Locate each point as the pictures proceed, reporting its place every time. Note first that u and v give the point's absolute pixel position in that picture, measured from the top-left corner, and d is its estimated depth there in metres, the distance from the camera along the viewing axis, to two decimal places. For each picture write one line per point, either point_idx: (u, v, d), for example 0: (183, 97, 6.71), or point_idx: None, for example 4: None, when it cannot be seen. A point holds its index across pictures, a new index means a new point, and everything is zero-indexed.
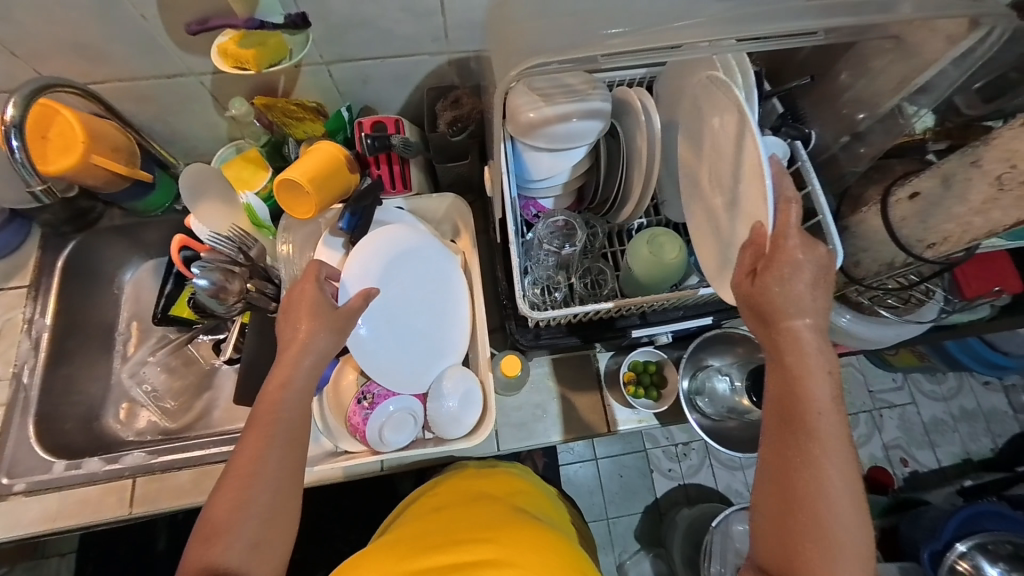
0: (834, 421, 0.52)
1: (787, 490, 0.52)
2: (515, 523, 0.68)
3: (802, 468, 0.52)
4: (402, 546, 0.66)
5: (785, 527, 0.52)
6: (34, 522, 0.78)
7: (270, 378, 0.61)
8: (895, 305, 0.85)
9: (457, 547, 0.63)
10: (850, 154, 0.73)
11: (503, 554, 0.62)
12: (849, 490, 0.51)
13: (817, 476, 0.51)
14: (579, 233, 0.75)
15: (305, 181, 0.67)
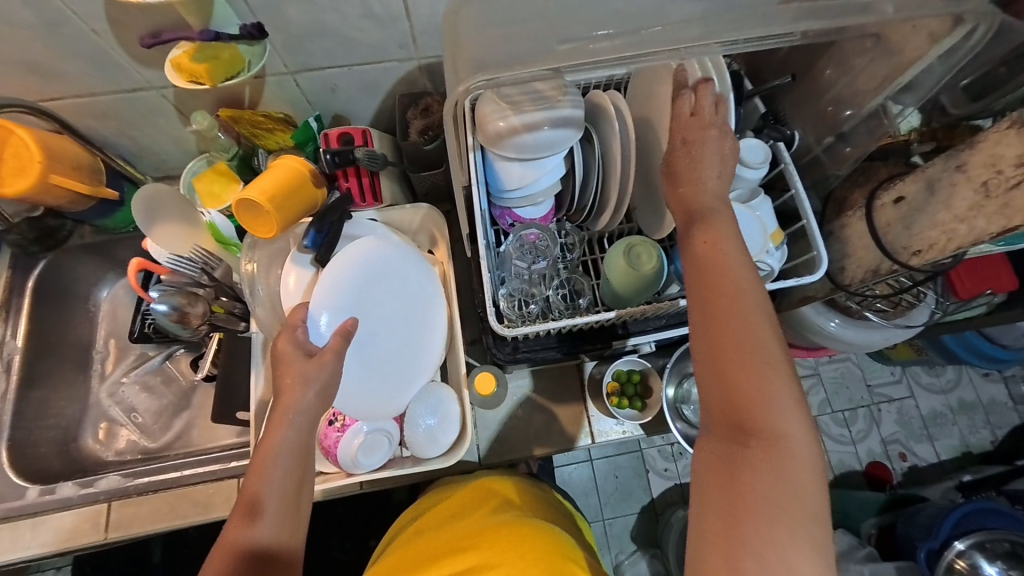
0: (750, 283, 0.52)
1: (721, 347, 0.50)
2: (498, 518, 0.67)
3: (731, 320, 0.50)
4: (395, 562, 0.67)
5: (725, 389, 0.49)
6: (9, 549, 0.77)
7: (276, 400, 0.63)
8: (883, 309, 0.82)
9: (441, 561, 0.63)
10: (834, 156, 0.70)
11: (484, 558, 0.62)
12: (778, 338, 0.50)
13: (747, 326, 0.50)
14: (550, 248, 0.74)
15: (265, 201, 0.65)
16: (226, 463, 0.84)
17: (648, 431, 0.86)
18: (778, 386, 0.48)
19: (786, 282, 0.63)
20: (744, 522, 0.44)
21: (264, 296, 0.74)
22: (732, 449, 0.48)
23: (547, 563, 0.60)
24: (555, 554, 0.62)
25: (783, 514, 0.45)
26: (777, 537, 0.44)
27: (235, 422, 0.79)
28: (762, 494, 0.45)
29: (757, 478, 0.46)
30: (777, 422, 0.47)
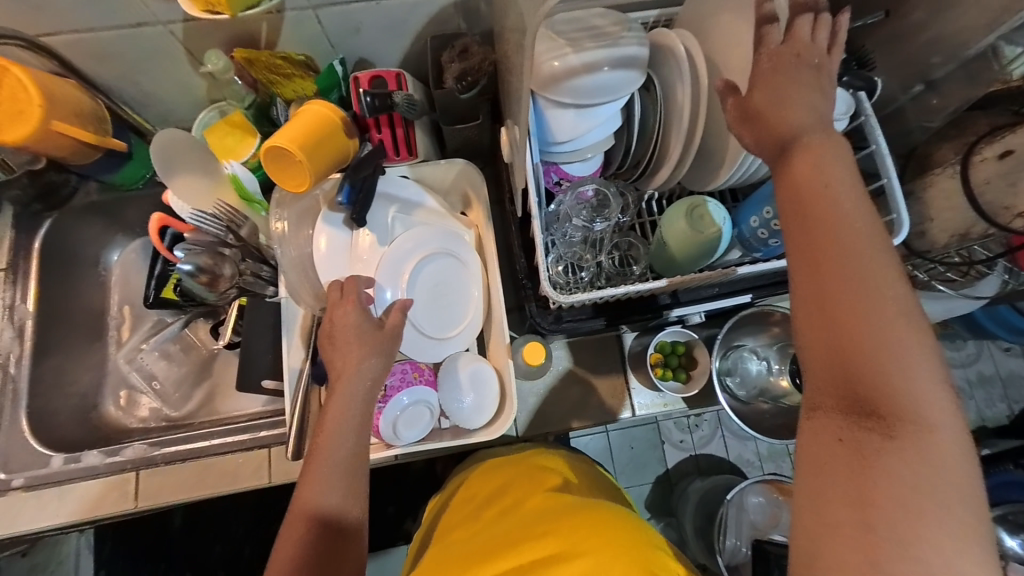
0: (861, 218, 0.45)
1: (812, 219, 0.45)
2: (579, 505, 0.59)
3: (826, 226, 0.45)
4: (450, 562, 0.59)
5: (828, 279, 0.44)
6: (36, 518, 0.75)
7: (321, 424, 0.60)
8: (952, 279, 0.74)
9: (517, 548, 0.56)
10: (919, 107, 0.65)
11: (568, 545, 0.54)
12: (894, 293, 0.43)
13: (842, 225, 0.45)
14: (612, 207, 0.68)
15: (294, 148, 0.58)
16: (254, 433, 0.80)
17: (689, 405, 0.83)
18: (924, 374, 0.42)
19: None
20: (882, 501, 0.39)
21: (292, 258, 0.69)
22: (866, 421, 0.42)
23: (637, 554, 0.53)
24: (639, 548, 0.53)
25: (901, 356, 0.42)
26: (927, 531, 0.38)
27: (262, 390, 0.76)
28: (887, 358, 0.42)
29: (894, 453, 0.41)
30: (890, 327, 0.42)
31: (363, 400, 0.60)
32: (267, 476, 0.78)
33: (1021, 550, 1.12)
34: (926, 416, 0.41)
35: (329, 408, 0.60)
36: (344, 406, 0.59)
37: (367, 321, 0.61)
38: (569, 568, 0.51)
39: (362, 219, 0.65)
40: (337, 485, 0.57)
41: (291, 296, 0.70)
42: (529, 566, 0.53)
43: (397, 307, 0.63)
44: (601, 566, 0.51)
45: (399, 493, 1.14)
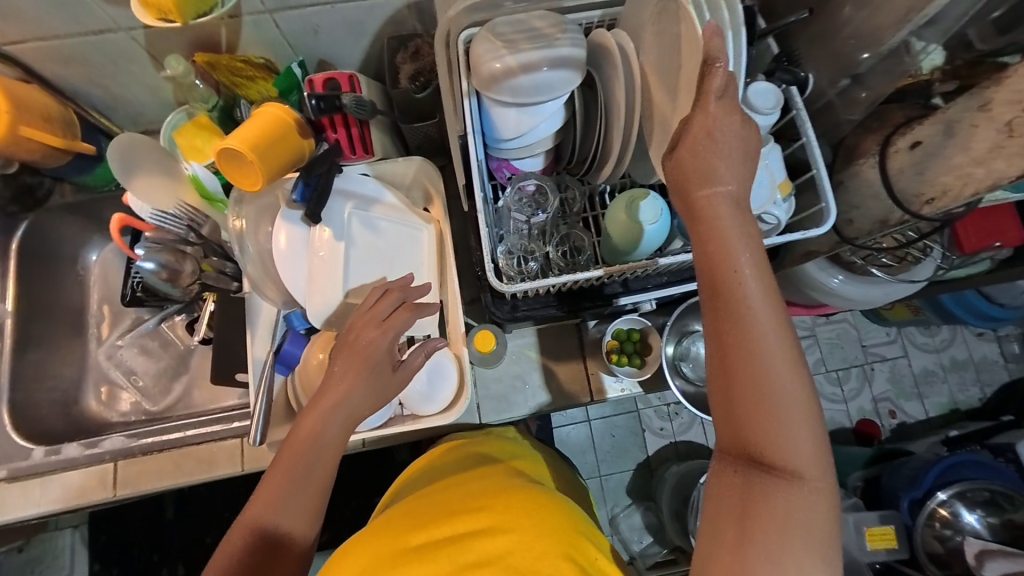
0: (761, 297, 0.48)
1: (720, 310, 0.48)
2: (515, 488, 0.63)
3: (739, 318, 0.47)
4: (387, 524, 0.62)
5: (740, 410, 0.47)
6: (19, 507, 0.78)
7: (298, 430, 0.61)
8: (888, 264, 0.80)
9: (452, 518, 0.59)
10: (847, 100, 0.67)
11: (497, 520, 0.58)
12: (774, 327, 0.48)
13: (747, 294, 0.48)
14: (550, 200, 0.71)
15: (247, 150, 0.61)
16: (228, 423, 0.83)
17: (646, 389, 0.86)
18: (794, 417, 0.47)
19: (792, 236, 0.62)
20: (760, 536, 0.46)
21: (254, 254, 0.71)
22: (752, 464, 0.48)
23: (560, 535, 0.57)
24: (565, 531, 0.58)
25: (785, 397, 0.47)
26: (799, 560, 0.45)
27: (233, 381, 0.79)
28: (770, 388, 0.47)
29: (773, 491, 0.47)
30: (767, 369, 0.47)
31: (336, 437, 0.61)
32: (241, 464, 0.82)
33: (978, 524, 1.18)
34: (793, 445, 0.47)
35: (293, 439, 0.61)
36: (308, 450, 0.60)
37: (386, 360, 0.63)
38: (496, 541, 0.56)
39: (318, 215, 0.68)
40: (291, 514, 0.59)
41: (255, 290, 0.73)
42: (459, 535, 0.57)
43: (423, 350, 0.66)
44: (525, 543, 0.56)
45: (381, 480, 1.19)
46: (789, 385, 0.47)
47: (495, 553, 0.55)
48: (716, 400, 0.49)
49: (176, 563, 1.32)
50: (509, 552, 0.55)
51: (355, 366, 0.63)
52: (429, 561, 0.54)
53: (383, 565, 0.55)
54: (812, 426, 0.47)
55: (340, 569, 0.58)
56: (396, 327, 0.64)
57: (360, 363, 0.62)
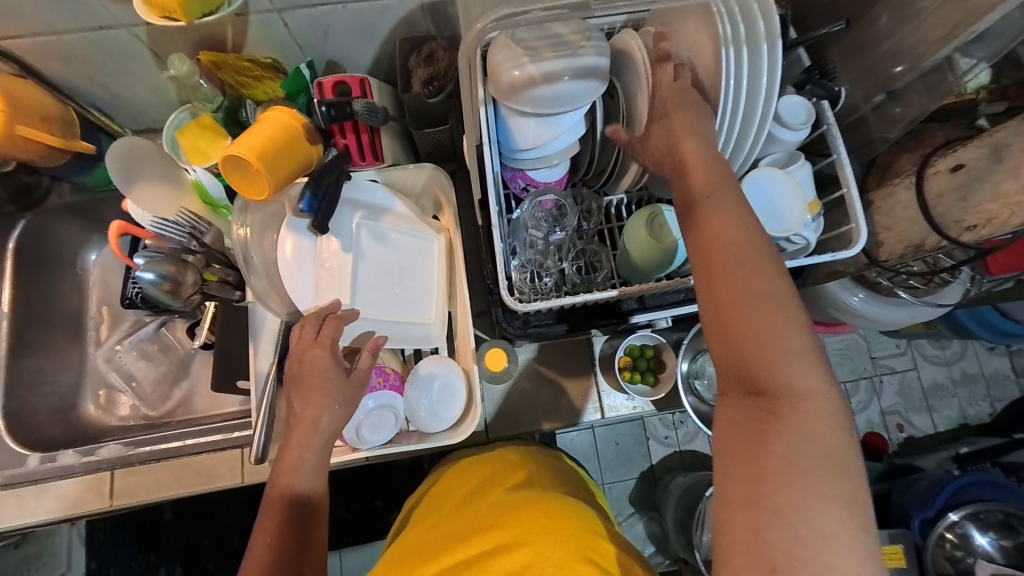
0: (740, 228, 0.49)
1: (702, 242, 0.50)
2: (524, 497, 0.61)
3: (719, 251, 0.49)
4: (403, 556, 0.61)
5: (733, 346, 0.47)
6: (14, 515, 0.76)
7: (282, 458, 0.61)
8: (915, 286, 0.76)
9: (465, 542, 0.57)
10: (882, 116, 0.65)
11: (512, 538, 0.56)
12: (763, 259, 0.48)
13: (723, 228, 0.49)
14: (570, 217, 0.69)
15: (253, 158, 0.59)
16: (229, 433, 0.81)
17: (659, 407, 0.84)
18: (792, 348, 0.45)
19: (821, 259, 0.59)
20: (774, 478, 0.42)
21: (258, 265, 0.68)
22: (754, 402, 0.46)
23: (574, 534, 0.56)
24: (582, 531, 0.56)
25: (778, 330, 0.46)
26: (812, 514, 0.41)
27: (236, 390, 0.77)
28: (759, 315, 0.46)
29: (782, 430, 0.44)
30: (756, 298, 0.46)
31: (333, 427, 0.61)
32: (241, 476, 0.79)
33: (991, 547, 1.14)
34: (793, 380, 0.45)
35: (302, 419, 0.61)
36: (314, 428, 0.60)
37: (336, 368, 0.62)
38: (512, 558, 0.54)
39: (326, 225, 0.64)
40: (311, 479, 0.60)
41: (259, 301, 0.70)
42: (474, 558, 0.55)
43: (369, 349, 0.64)
44: (543, 555, 0.54)
45: (382, 486, 1.18)
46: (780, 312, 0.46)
47: (514, 570, 0.53)
48: (712, 341, 0.49)
49: (173, 563, 1.31)
50: (528, 567, 0.53)
51: (309, 381, 0.62)
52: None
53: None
54: (812, 353, 0.46)
55: None
56: (330, 341, 0.62)
57: (312, 385, 0.61)
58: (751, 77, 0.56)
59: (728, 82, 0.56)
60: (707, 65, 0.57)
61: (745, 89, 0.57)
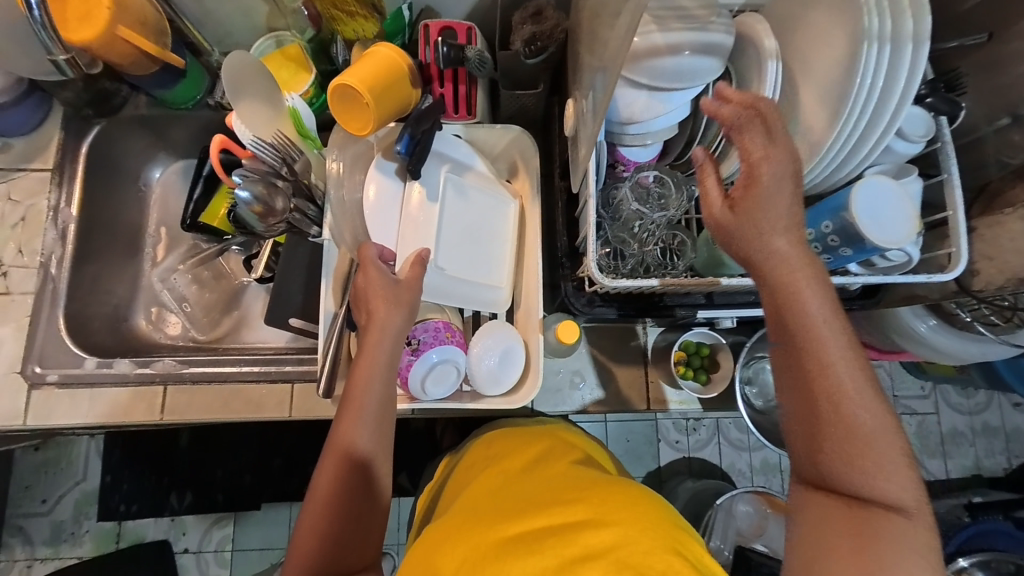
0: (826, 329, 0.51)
1: (793, 342, 0.52)
2: (606, 480, 0.59)
3: (813, 354, 0.50)
4: (470, 519, 0.58)
5: (824, 447, 0.51)
6: (65, 414, 0.77)
7: (344, 397, 0.62)
8: (994, 322, 0.75)
9: (547, 510, 0.55)
10: (1001, 142, 0.63)
11: (597, 513, 0.53)
12: (851, 356, 0.51)
13: (820, 333, 0.51)
14: (670, 198, 0.67)
15: (364, 90, 0.58)
16: (280, 367, 0.81)
17: (705, 407, 0.83)
18: (882, 438, 0.49)
19: (915, 278, 0.58)
20: (873, 555, 0.48)
21: (344, 202, 0.69)
22: (848, 494, 0.50)
23: (637, 512, 0.53)
24: (653, 520, 0.53)
25: (867, 425, 0.50)
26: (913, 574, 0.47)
27: (286, 327, 0.77)
28: (850, 415, 0.50)
29: (884, 519, 0.49)
30: (848, 396, 0.50)
31: (400, 331, 0.63)
32: (288, 410, 0.80)
33: None
34: (880, 469, 0.49)
35: (363, 354, 0.62)
36: (373, 365, 0.61)
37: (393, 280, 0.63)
38: (601, 534, 0.51)
39: (417, 171, 0.64)
40: (373, 423, 0.61)
41: (334, 238, 0.69)
42: (560, 528, 0.53)
43: (415, 260, 0.63)
44: (631, 536, 0.51)
45: (398, 446, 1.19)
46: (868, 408, 0.50)
47: (603, 547, 0.51)
48: (795, 439, 0.53)
49: (185, 489, 1.34)
50: (618, 547, 0.50)
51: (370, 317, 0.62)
52: (530, 556, 0.51)
53: (482, 562, 0.52)
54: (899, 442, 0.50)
55: (441, 559, 0.55)
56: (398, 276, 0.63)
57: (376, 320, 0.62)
58: (890, 79, 0.53)
59: (862, 81, 0.53)
60: (842, 62, 0.54)
61: (879, 91, 0.54)
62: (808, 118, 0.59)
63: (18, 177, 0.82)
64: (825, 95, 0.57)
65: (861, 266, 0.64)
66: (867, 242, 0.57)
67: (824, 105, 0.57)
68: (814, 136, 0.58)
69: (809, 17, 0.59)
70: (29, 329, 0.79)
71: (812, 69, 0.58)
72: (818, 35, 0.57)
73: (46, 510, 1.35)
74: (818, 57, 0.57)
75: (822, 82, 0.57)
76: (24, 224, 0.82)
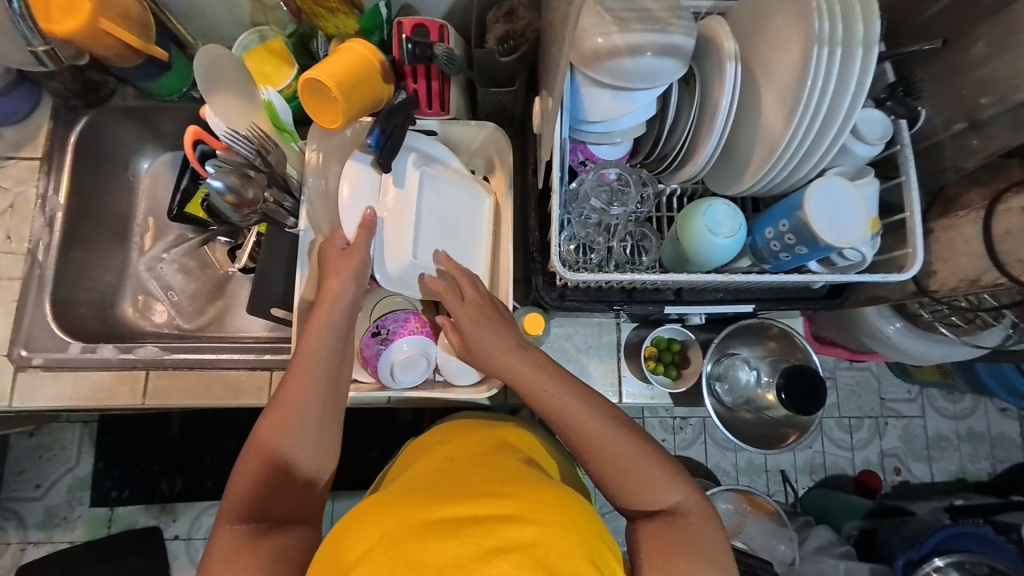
0: (562, 400, 0.62)
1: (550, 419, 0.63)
2: (539, 484, 0.61)
3: (562, 423, 0.62)
4: (405, 496, 0.59)
5: (608, 485, 0.61)
6: (49, 396, 0.80)
7: (293, 360, 0.63)
8: (956, 323, 0.76)
9: (479, 500, 0.56)
10: (958, 145, 0.64)
11: (522, 512, 0.54)
12: (594, 412, 0.62)
13: (566, 411, 0.62)
14: (630, 194, 0.69)
15: (333, 85, 0.60)
16: (261, 355, 0.83)
17: (675, 401, 0.85)
18: (639, 467, 0.60)
19: (868, 278, 0.60)
20: (672, 551, 0.56)
21: (321, 190, 0.72)
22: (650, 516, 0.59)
23: (560, 512, 0.55)
24: (574, 521, 0.55)
25: (626, 459, 0.60)
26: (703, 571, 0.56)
27: (269, 316, 0.79)
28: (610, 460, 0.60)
29: (680, 529, 0.58)
30: (599, 444, 0.60)
31: (354, 297, 0.65)
32: (267, 397, 0.83)
33: None
34: (652, 488, 0.59)
35: (313, 324, 0.64)
36: (326, 333, 0.64)
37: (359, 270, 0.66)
38: (522, 530, 0.52)
39: (389, 165, 0.67)
40: (315, 397, 0.61)
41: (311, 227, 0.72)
42: (485, 519, 0.53)
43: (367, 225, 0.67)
44: (551, 538, 0.52)
45: (382, 437, 1.21)
46: (617, 441, 0.60)
47: (521, 542, 0.51)
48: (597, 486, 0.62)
49: (174, 476, 1.36)
50: (534, 545, 0.51)
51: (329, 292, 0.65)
52: (452, 540, 0.51)
53: (403, 537, 0.52)
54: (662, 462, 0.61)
55: (361, 529, 0.55)
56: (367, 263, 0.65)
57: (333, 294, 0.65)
58: (840, 82, 0.55)
59: (814, 84, 0.55)
60: (795, 64, 0.56)
61: (831, 94, 0.55)
62: (765, 118, 0.61)
63: (8, 165, 0.85)
64: (781, 96, 0.58)
65: (821, 265, 0.65)
66: (821, 242, 0.59)
67: (779, 105, 0.59)
68: (771, 136, 0.60)
69: (766, 19, 0.60)
70: (17, 313, 0.81)
71: (770, 70, 0.60)
72: (774, 37, 0.59)
73: (39, 494, 1.38)
74: (774, 59, 0.59)
75: (777, 83, 0.59)
76: (13, 210, 0.84)
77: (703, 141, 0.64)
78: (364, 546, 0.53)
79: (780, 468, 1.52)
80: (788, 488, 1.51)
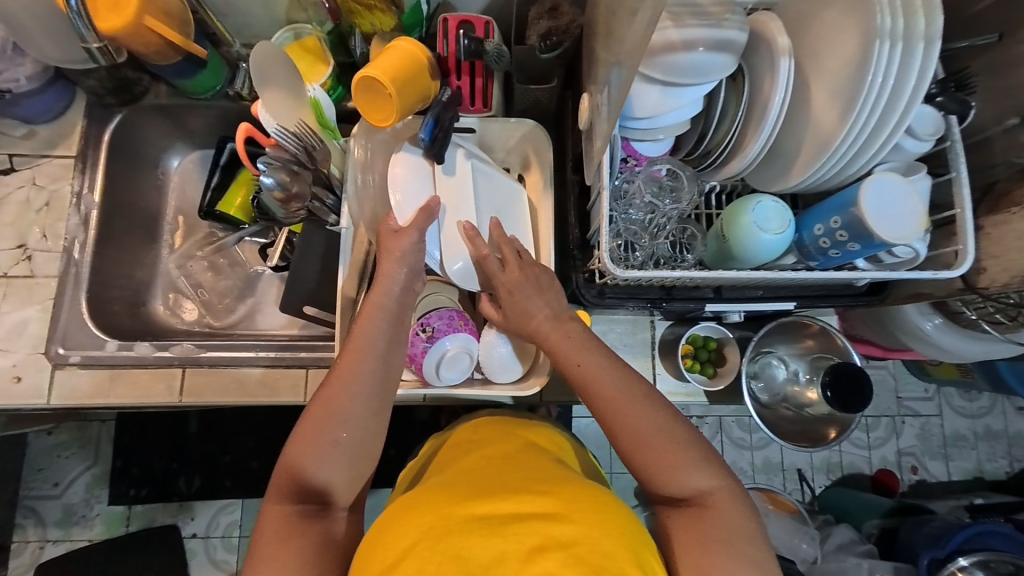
0: (598, 370, 0.62)
1: (582, 388, 0.63)
2: (578, 482, 0.59)
3: (593, 392, 0.62)
4: (446, 490, 0.59)
5: (639, 466, 0.60)
6: (84, 393, 0.79)
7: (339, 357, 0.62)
8: (998, 321, 0.75)
9: (517, 495, 0.55)
10: (1009, 141, 0.64)
11: (563, 509, 0.54)
12: (631, 389, 0.61)
13: (598, 384, 0.61)
14: (682, 191, 0.69)
15: (387, 81, 0.60)
16: (295, 353, 0.83)
17: (711, 399, 0.84)
18: (675, 450, 0.58)
19: (924, 273, 0.59)
20: (706, 535, 0.56)
21: (365, 186, 0.71)
22: (680, 503, 0.59)
23: (605, 511, 0.54)
24: (619, 524, 0.53)
25: (660, 442, 0.59)
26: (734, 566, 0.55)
27: (299, 312, 0.79)
28: (641, 438, 0.59)
29: (711, 517, 0.57)
30: (631, 419, 0.60)
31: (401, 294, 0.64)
32: (301, 395, 0.82)
33: None
34: (686, 473, 0.58)
35: (358, 318, 0.63)
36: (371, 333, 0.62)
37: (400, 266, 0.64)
38: (564, 529, 0.51)
39: (440, 157, 0.68)
40: (362, 394, 0.60)
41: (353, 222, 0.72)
42: (526, 516, 0.53)
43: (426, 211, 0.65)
44: (591, 538, 0.51)
45: (404, 435, 1.21)
46: (650, 419, 0.60)
47: (563, 541, 0.50)
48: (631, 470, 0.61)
49: (193, 474, 1.36)
50: (575, 543, 0.50)
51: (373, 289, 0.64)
52: (497, 536, 0.51)
53: (446, 530, 0.52)
54: (700, 450, 0.59)
55: (403, 524, 0.55)
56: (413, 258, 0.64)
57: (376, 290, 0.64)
58: (900, 77, 0.54)
59: (874, 78, 0.54)
60: (853, 60, 0.55)
61: (889, 90, 0.55)
62: (817, 114, 0.60)
63: (42, 164, 0.84)
64: (835, 92, 0.58)
65: (869, 262, 0.66)
66: (877, 237, 0.58)
67: (834, 100, 0.58)
68: (824, 131, 0.59)
69: (819, 14, 0.60)
70: (52, 310, 0.81)
71: (823, 66, 0.60)
72: (829, 32, 0.59)
73: (58, 492, 1.38)
74: (828, 55, 0.59)
75: (831, 79, 0.58)
76: (47, 208, 0.84)
77: (751, 136, 0.63)
78: (411, 537, 0.53)
79: (797, 467, 1.52)
80: (806, 486, 1.51)
